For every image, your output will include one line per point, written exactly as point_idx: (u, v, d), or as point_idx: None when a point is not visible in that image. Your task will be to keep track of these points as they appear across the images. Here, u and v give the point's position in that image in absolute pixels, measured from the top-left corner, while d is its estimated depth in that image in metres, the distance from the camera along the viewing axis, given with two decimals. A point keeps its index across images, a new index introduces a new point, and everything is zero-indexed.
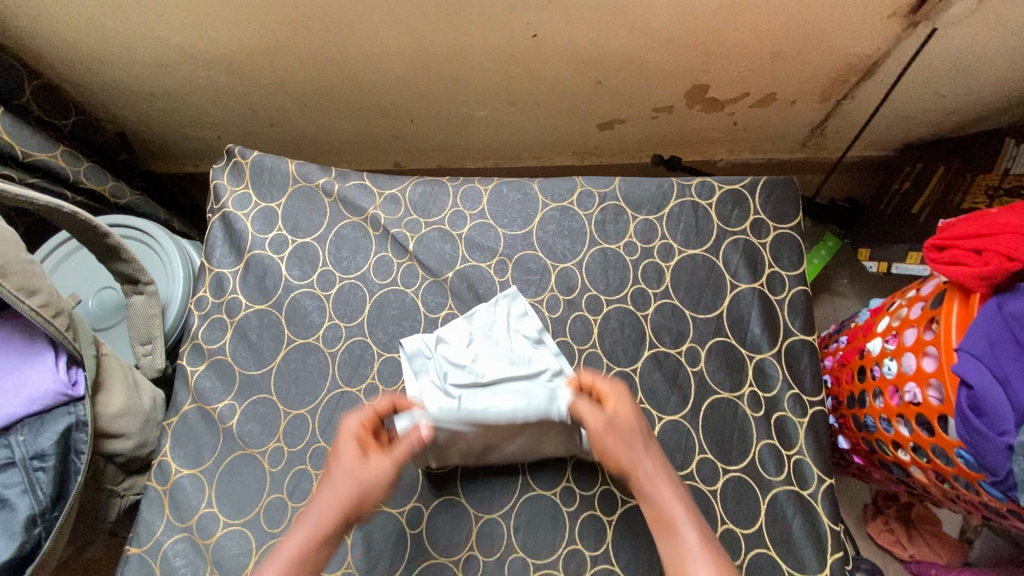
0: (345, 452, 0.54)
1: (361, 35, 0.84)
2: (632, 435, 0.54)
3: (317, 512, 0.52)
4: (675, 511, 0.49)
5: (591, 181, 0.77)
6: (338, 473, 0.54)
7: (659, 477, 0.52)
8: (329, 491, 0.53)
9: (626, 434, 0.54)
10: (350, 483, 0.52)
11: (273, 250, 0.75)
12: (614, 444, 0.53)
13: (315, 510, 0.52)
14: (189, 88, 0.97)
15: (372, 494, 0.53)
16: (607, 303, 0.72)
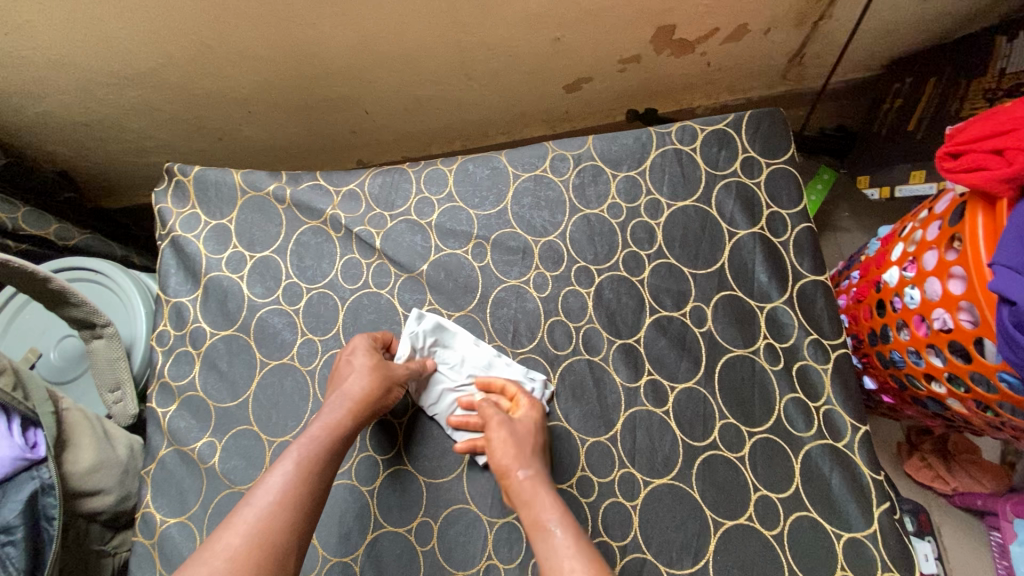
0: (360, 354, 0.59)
1: (293, 25, 0.77)
2: (503, 433, 0.54)
3: (332, 408, 0.54)
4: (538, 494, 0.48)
5: (564, 144, 0.70)
6: (351, 376, 0.57)
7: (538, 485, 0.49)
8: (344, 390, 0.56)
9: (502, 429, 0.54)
10: (375, 379, 0.57)
11: (231, 270, 0.70)
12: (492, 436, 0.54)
13: (328, 412, 0.54)
14: (122, 111, 0.90)
15: (377, 397, 0.56)
16: (597, 274, 0.67)
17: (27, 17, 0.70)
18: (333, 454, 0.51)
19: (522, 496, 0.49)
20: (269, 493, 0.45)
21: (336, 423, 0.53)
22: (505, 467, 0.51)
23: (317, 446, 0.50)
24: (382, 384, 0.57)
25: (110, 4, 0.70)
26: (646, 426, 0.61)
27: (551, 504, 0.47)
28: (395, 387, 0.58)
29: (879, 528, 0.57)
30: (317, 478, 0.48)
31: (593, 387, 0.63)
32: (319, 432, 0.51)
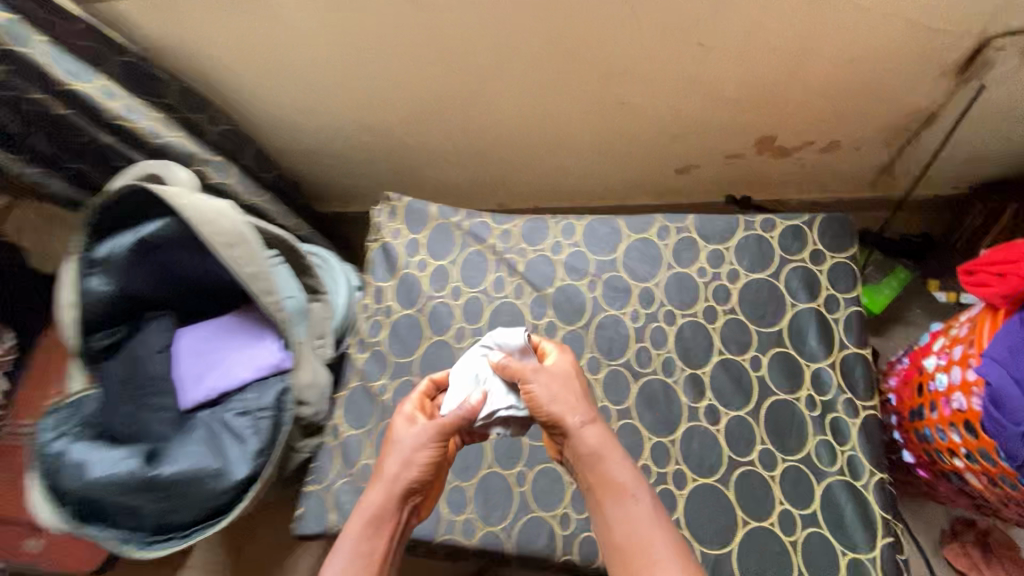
0: (399, 426, 0.72)
1: (490, 105, 1.10)
2: (551, 386, 0.69)
3: (374, 489, 0.69)
4: (604, 451, 0.65)
5: (669, 218, 0.95)
6: (391, 458, 0.70)
7: (610, 453, 0.65)
8: (381, 471, 0.70)
9: (552, 391, 0.69)
10: (400, 466, 0.69)
11: (418, 269, 1.01)
12: (542, 386, 0.69)
13: (373, 489, 0.69)
14: (352, 149, 1.27)
15: (414, 466, 0.70)
16: (680, 317, 0.88)
17: (332, 88, 1.09)
18: (384, 524, 0.68)
19: (586, 450, 0.66)
20: (337, 571, 0.64)
21: (379, 503, 0.68)
22: (574, 422, 0.66)
23: (360, 539, 0.66)
24: (413, 460, 0.70)
25: (383, 84, 1.07)
26: (700, 437, 0.81)
27: (614, 468, 0.64)
28: (423, 452, 0.70)
29: (879, 555, 0.72)
30: (370, 552, 0.66)
31: (664, 399, 0.85)
32: (360, 526, 0.67)
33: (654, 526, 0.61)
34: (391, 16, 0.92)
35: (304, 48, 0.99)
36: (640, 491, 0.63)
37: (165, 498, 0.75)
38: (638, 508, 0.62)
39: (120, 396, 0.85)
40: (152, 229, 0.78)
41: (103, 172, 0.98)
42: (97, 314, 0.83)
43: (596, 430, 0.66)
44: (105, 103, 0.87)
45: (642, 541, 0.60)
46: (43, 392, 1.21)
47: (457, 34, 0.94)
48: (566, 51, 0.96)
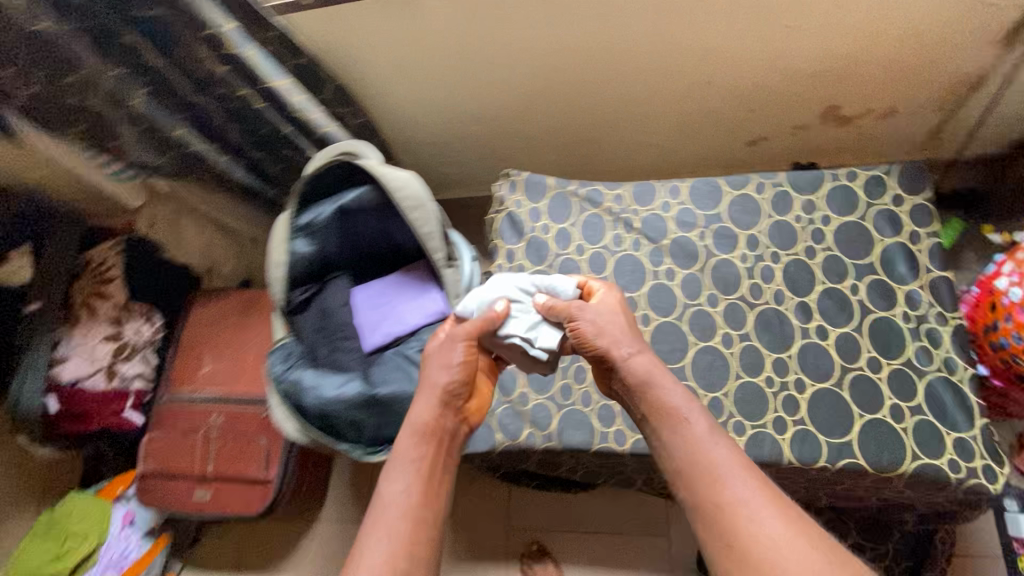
0: (436, 354, 0.85)
1: (591, 91, 1.27)
2: (616, 323, 0.84)
3: (421, 409, 0.81)
4: (658, 381, 0.80)
5: (763, 175, 1.11)
6: (435, 376, 0.82)
7: (664, 383, 0.80)
8: (430, 390, 0.82)
9: (604, 327, 0.84)
10: (442, 386, 0.82)
11: (543, 232, 1.17)
12: (592, 321, 0.84)
13: (421, 407, 0.81)
14: (457, 138, 1.44)
15: (455, 384, 0.83)
16: (784, 256, 1.04)
17: (454, 84, 1.26)
18: (434, 438, 0.80)
19: (641, 378, 0.80)
20: (405, 482, 0.76)
21: (429, 421, 0.80)
22: (624, 354, 0.82)
23: (416, 452, 0.78)
24: (453, 380, 0.82)
25: (499, 79, 1.25)
26: (813, 352, 0.97)
27: (671, 394, 0.79)
28: (463, 374, 0.83)
29: (978, 433, 0.89)
30: (426, 463, 0.78)
31: (777, 323, 1.00)
32: (411, 442, 0.79)
33: (711, 443, 0.75)
34: (525, 19, 1.09)
35: (441, 50, 1.15)
36: (693, 414, 0.77)
37: (379, 413, 0.92)
38: (698, 429, 0.76)
39: (320, 340, 1.02)
40: (353, 196, 0.95)
41: (272, 161, 1.16)
42: (303, 272, 1.01)
43: (648, 364, 0.81)
44: (291, 98, 1.03)
45: (719, 456, 0.74)
46: (197, 361, 1.39)
47: (578, 31, 1.12)
48: (668, 40, 1.13)
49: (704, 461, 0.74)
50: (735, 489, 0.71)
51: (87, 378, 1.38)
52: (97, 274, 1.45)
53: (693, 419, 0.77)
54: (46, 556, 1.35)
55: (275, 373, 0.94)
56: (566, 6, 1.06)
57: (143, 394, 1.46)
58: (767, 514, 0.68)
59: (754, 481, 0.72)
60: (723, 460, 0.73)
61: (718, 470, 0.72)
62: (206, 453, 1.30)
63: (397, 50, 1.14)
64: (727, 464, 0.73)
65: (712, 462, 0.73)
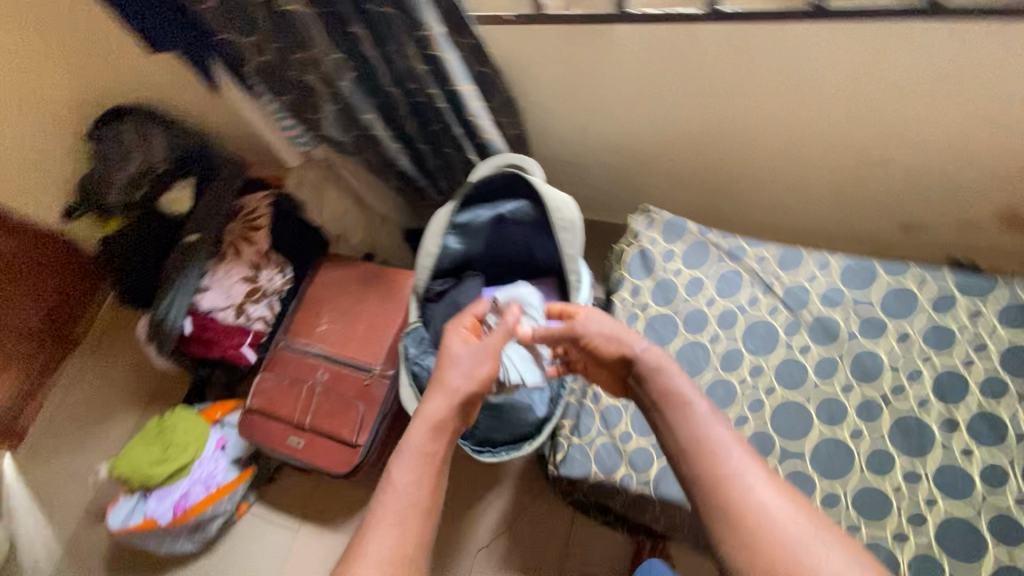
0: (453, 342, 0.84)
1: (754, 143, 1.27)
2: (614, 324, 0.85)
3: (438, 397, 0.77)
4: (664, 369, 0.77)
5: (926, 270, 1.05)
6: (452, 368, 0.80)
7: (671, 369, 0.77)
8: (445, 376, 0.79)
9: (609, 330, 0.85)
10: (462, 378, 0.79)
11: (675, 275, 1.16)
12: (598, 328, 0.85)
13: (434, 394, 0.78)
14: (598, 164, 1.47)
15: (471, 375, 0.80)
16: (935, 361, 0.99)
17: (618, 114, 1.30)
18: (447, 433, 0.76)
19: (648, 364, 0.79)
20: (415, 468, 0.71)
21: (444, 408, 0.76)
22: (636, 347, 0.81)
23: (428, 443, 0.73)
24: (472, 371, 0.80)
25: (664, 116, 1.27)
26: (951, 470, 0.91)
27: (674, 378, 0.76)
28: (481, 363, 0.81)
29: None
30: (438, 451, 0.73)
31: (915, 430, 0.95)
32: (426, 429, 0.74)
33: (714, 424, 0.71)
34: (717, 62, 1.11)
35: (623, 80, 1.20)
36: (695, 396, 0.74)
37: None
38: (702, 411, 0.72)
39: (447, 331, 1.06)
40: (512, 208, 1.00)
41: (432, 153, 1.24)
42: (446, 266, 1.07)
43: (654, 355, 0.80)
44: (470, 103, 1.10)
45: (722, 441, 0.69)
46: (316, 318, 1.50)
47: (766, 83, 1.13)
48: (856, 107, 1.12)
49: (708, 445, 0.69)
50: (744, 476, 0.66)
51: (221, 310, 1.54)
52: (245, 220, 1.62)
53: (694, 400, 0.73)
54: (148, 458, 1.49)
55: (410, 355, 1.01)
56: (764, 57, 1.08)
57: (260, 334, 1.57)
58: (783, 505, 0.64)
59: (760, 471, 0.68)
60: (731, 446, 0.69)
61: (727, 456, 0.68)
62: (309, 404, 1.40)
63: (578, 74, 1.20)
64: (734, 448, 0.69)
65: (716, 444, 0.69)
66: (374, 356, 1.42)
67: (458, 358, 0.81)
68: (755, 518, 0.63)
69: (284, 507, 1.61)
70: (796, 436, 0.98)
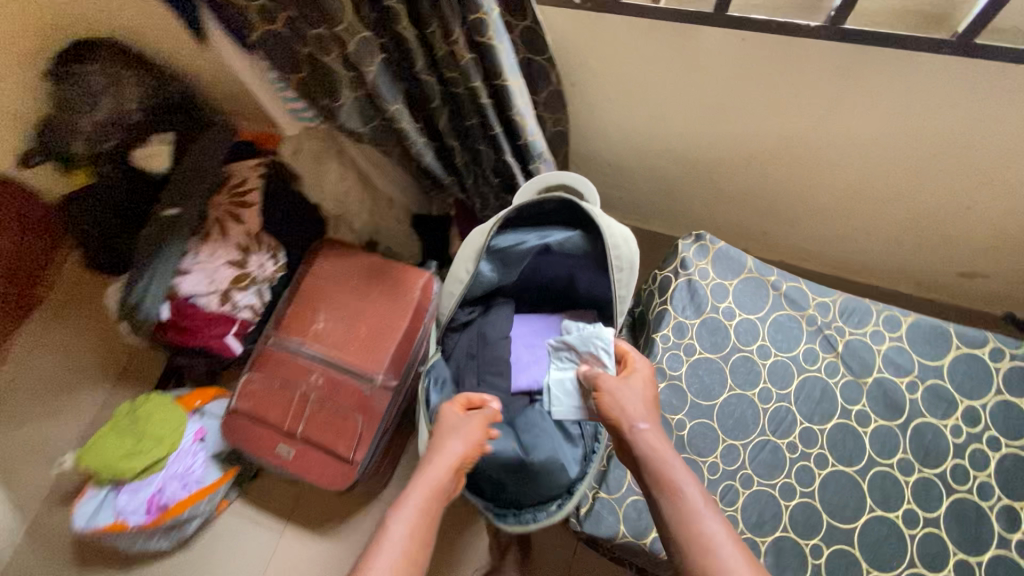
0: (450, 413, 0.80)
1: (822, 168, 1.14)
2: (638, 392, 0.79)
3: (434, 464, 0.74)
4: (661, 447, 0.73)
5: (1004, 341, 0.95)
6: (449, 439, 0.77)
7: (667, 450, 0.72)
8: (441, 448, 0.76)
9: (631, 391, 0.79)
10: (457, 443, 0.76)
11: (724, 316, 1.04)
12: (617, 392, 0.79)
13: (430, 465, 0.74)
14: (641, 168, 1.31)
15: (471, 450, 0.76)
16: (1004, 446, 0.90)
17: (678, 119, 1.14)
18: (436, 505, 0.71)
19: (647, 440, 0.73)
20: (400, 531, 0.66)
21: (439, 478, 0.72)
22: (636, 422, 0.75)
23: (416, 512, 0.69)
24: (471, 442, 0.77)
25: (730, 128, 1.12)
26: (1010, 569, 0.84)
27: (672, 457, 0.71)
28: (477, 433, 0.78)
29: None
30: (425, 523, 0.68)
31: (976, 522, 0.87)
32: (418, 499, 0.70)
33: (707, 511, 0.65)
34: (811, 80, 0.96)
35: (694, 84, 1.04)
36: (690, 480, 0.69)
37: (527, 477, 0.84)
38: (694, 495, 0.67)
39: (470, 367, 0.93)
40: (562, 239, 0.85)
41: (463, 150, 1.06)
42: (475, 296, 0.92)
43: (654, 432, 0.75)
44: (516, 100, 0.93)
45: (711, 529, 0.63)
46: (312, 315, 1.34)
47: (862, 109, 0.98)
48: (957, 147, 0.99)
49: (696, 534, 0.63)
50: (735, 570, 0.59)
51: (203, 296, 1.37)
52: (234, 194, 1.43)
53: (689, 485, 0.68)
54: (117, 451, 1.36)
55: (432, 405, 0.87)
56: (868, 80, 0.93)
57: (247, 324, 1.42)
58: None
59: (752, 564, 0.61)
60: (719, 535, 0.62)
61: (715, 546, 0.61)
62: (301, 412, 1.28)
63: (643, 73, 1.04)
64: (723, 538, 0.62)
65: (705, 532, 0.63)
66: (375, 364, 1.28)
67: (456, 426, 0.78)
68: None
69: (268, 507, 1.51)
70: (844, 516, 0.90)
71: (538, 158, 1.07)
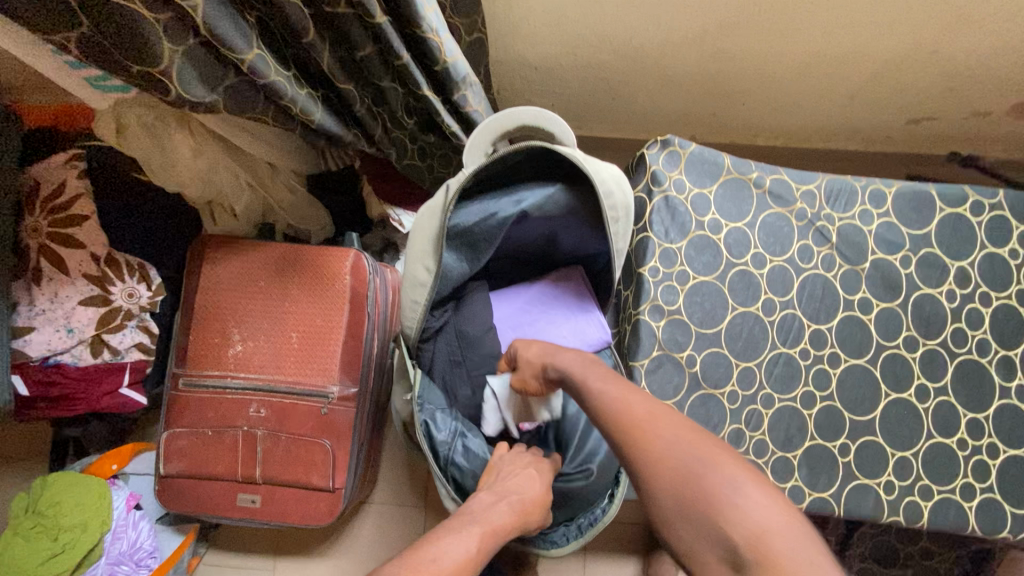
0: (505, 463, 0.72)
1: (780, 31, 0.98)
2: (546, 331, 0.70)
3: (506, 499, 0.65)
4: (576, 358, 0.64)
5: (981, 192, 0.92)
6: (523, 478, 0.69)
7: (575, 352, 0.64)
8: (505, 483, 0.68)
9: (539, 333, 0.70)
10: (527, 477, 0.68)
11: (711, 231, 0.92)
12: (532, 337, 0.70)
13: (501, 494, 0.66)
14: (572, 67, 1.08)
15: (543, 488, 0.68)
16: (995, 299, 0.90)
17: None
18: (506, 524, 0.62)
19: (559, 358, 0.65)
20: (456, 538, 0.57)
21: (512, 510, 0.63)
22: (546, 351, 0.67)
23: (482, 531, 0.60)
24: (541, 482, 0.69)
25: None
26: (1010, 414, 0.88)
27: (583, 360, 0.63)
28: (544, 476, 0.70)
29: None
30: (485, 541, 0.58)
31: (978, 379, 0.89)
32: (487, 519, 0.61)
33: (618, 389, 0.56)
34: None
35: None
36: (592, 367, 0.61)
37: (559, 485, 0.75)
38: (605, 376, 0.58)
39: (457, 376, 0.80)
40: (538, 199, 0.67)
41: (363, 95, 0.79)
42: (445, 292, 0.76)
43: (561, 348, 0.66)
44: (423, 9, 0.67)
45: (631, 404, 0.55)
46: (225, 339, 1.07)
47: None
48: None
49: (618, 419, 0.54)
50: (667, 440, 0.50)
51: (66, 352, 1.05)
52: (53, 207, 1.05)
53: (596, 373, 0.60)
54: (36, 557, 1.01)
55: (440, 447, 0.72)
56: None
57: (143, 366, 1.11)
58: (715, 465, 0.47)
59: (681, 427, 0.51)
60: (639, 408, 0.54)
61: (637, 420, 0.53)
62: (253, 454, 1.06)
63: None
64: (640, 408, 0.54)
65: (622, 409, 0.54)
66: (325, 377, 1.06)
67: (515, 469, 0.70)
68: (690, 498, 0.47)
69: (246, 548, 1.30)
70: (862, 409, 0.88)
71: (464, 85, 0.81)
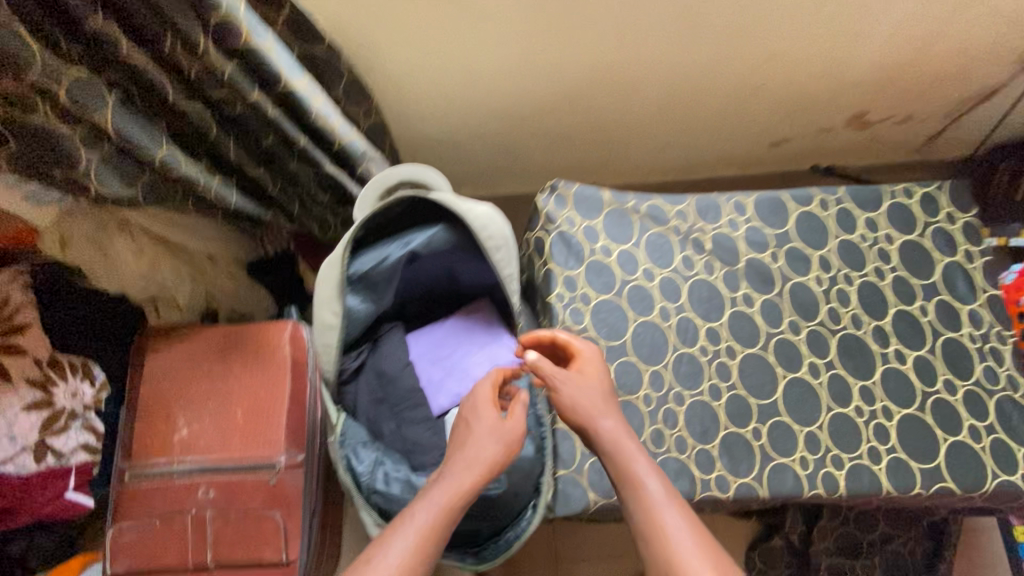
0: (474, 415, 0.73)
1: (637, 88, 1.16)
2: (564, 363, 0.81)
3: (460, 470, 0.68)
4: (590, 405, 0.77)
5: (826, 191, 1.07)
6: (481, 436, 0.71)
7: (593, 403, 0.77)
8: (466, 449, 0.70)
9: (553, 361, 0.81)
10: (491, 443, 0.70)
11: (603, 255, 1.03)
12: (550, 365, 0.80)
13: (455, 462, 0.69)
14: (470, 136, 1.24)
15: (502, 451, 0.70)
16: (857, 278, 1.02)
17: (489, 77, 1.08)
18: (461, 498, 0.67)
19: (572, 401, 0.77)
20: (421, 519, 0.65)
21: (462, 487, 0.67)
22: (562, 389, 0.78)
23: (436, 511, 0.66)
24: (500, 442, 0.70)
25: (543, 72, 1.09)
26: (895, 378, 0.97)
27: (600, 409, 0.76)
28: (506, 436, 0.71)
29: None
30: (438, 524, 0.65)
31: (860, 349, 0.99)
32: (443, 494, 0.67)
33: (635, 454, 0.73)
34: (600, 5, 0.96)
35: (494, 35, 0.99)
36: (609, 425, 0.75)
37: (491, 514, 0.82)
38: (622, 439, 0.74)
39: (383, 413, 0.84)
40: (424, 238, 0.78)
41: (277, 181, 0.90)
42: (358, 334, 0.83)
43: (572, 387, 0.78)
44: (311, 102, 0.81)
45: (632, 468, 0.72)
46: (169, 426, 1.10)
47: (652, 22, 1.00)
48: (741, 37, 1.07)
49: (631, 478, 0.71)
50: (649, 507, 0.69)
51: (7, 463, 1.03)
52: None
53: (613, 428, 0.75)
54: None
55: (361, 479, 0.78)
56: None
57: (89, 467, 1.12)
58: (684, 534, 0.66)
59: (661, 499, 0.69)
60: (641, 476, 0.71)
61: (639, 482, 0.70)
62: (202, 538, 1.05)
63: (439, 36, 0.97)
64: (644, 474, 0.71)
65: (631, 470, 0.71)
66: (271, 447, 1.09)
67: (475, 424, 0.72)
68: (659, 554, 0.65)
69: None
70: (763, 392, 0.96)
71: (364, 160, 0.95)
